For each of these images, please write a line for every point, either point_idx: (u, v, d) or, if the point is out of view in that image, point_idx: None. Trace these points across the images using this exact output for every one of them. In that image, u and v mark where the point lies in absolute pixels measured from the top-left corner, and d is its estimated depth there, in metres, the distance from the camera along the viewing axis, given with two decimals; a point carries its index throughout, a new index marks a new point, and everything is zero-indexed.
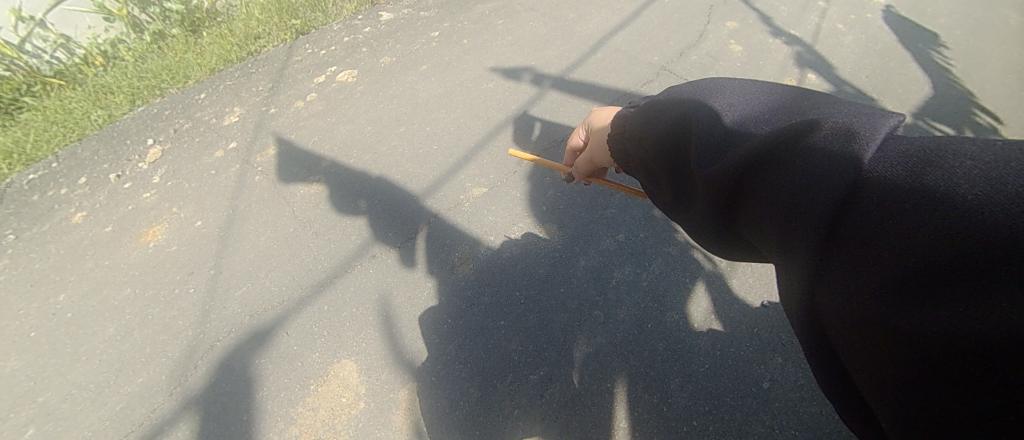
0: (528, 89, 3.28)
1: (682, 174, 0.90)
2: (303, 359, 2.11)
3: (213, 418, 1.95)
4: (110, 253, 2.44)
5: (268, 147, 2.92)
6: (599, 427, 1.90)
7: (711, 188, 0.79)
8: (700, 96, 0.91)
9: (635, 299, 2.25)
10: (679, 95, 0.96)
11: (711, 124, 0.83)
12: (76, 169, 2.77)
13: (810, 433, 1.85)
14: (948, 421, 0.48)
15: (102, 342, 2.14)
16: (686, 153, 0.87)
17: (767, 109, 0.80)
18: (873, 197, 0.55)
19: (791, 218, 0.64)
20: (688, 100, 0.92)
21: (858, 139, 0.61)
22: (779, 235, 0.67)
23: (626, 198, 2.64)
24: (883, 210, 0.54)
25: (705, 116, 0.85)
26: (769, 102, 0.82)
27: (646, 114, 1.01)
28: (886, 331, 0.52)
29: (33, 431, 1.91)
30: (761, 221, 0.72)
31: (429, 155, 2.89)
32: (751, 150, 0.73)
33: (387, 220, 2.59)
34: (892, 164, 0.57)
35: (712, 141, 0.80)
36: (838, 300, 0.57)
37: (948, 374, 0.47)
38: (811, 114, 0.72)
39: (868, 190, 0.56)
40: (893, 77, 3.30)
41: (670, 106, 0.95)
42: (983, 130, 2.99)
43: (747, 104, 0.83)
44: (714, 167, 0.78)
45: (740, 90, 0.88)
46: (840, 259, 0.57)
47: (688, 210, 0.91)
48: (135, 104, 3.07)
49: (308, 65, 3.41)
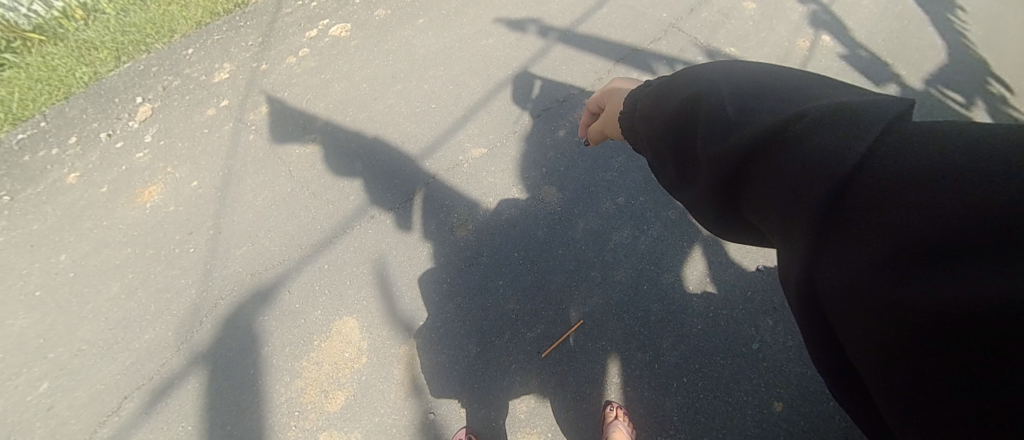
0: (529, 46, 3.15)
1: (683, 153, 0.78)
2: (305, 317, 2.17)
3: (221, 372, 2.03)
4: (107, 214, 2.42)
5: (261, 105, 2.84)
6: (592, 382, 2.01)
7: (713, 168, 0.69)
8: (703, 75, 0.80)
9: (632, 262, 2.28)
10: (684, 75, 0.84)
11: (717, 96, 0.72)
12: (66, 128, 2.69)
13: (794, 390, 1.95)
14: (957, 401, 0.40)
15: (107, 301, 2.18)
16: (689, 132, 0.76)
17: (772, 85, 0.69)
18: (877, 176, 0.47)
19: (790, 199, 0.56)
20: (694, 79, 0.80)
21: (872, 114, 0.53)
22: (777, 219, 0.59)
23: (627, 160, 2.60)
24: (893, 180, 0.46)
25: (712, 88, 0.75)
26: (774, 78, 0.71)
27: (652, 91, 0.90)
28: (885, 307, 0.44)
29: (48, 384, 1.98)
30: (761, 205, 0.62)
31: (427, 114, 2.82)
32: (762, 123, 0.63)
33: (386, 181, 2.56)
34: (896, 142, 0.49)
35: (719, 113, 0.70)
36: (830, 277, 0.50)
37: (954, 346, 0.39)
38: (832, 95, 0.62)
39: (870, 167, 0.48)
40: (907, 41, 3.19)
41: (675, 86, 0.83)
42: (994, 101, 2.92)
43: (748, 81, 0.72)
44: (717, 147, 0.68)
45: (747, 67, 0.78)
46: (840, 232, 0.49)
47: (686, 189, 0.79)
48: (120, 60, 2.92)
49: (299, 18, 3.25)
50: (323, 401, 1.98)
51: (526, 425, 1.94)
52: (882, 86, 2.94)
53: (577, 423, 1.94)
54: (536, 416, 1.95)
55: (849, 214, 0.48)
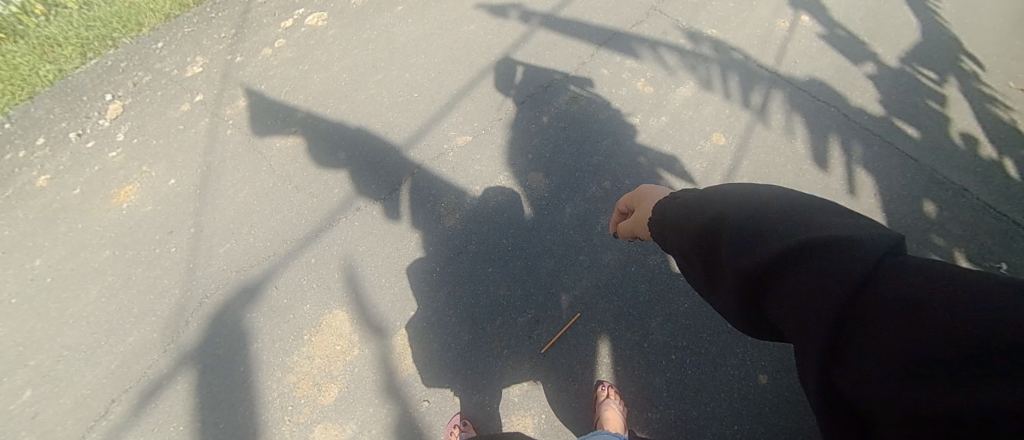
0: (512, 31, 3.12)
1: (711, 260, 0.83)
2: (295, 312, 2.15)
3: (210, 371, 2.00)
4: (82, 216, 2.35)
5: (238, 99, 2.77)
6: (583, 362, 2.05)
7: (738, 277, 0.74)
8: (726, 197, 0.87)
9: (620, 245, 2.31)
10: (709, 196, 0.92)
11: (744, 215, 0.79)
12: (32, 128, 2.58)
13: (777, 363, 2.01)
14: None
15: (87, 305, 2.12)
16: (717, 244, 0.82)
17: (789, 207, 0.75)
18: (889, 299, 0.52)
19: (807, 310, 0.60)
20: (718, 200, 0.88)
21: (876, 246, 0.58)
22: (797, 327, 0.62)
23: (612, 145, 2.63)
24: (899, 304, 0.50)
25: (738, 208, 0.81)
26: (791, 202, 0.77)
27: (683, 204, 0.97)
28: (904, 415, 0.46)
29: (31, 392, 1.93)
30: (782, 314, 0.66)
31: (411, 103, 2.78)
32: (778, 244, 0.69)
33: (371, 172, 2.53)
34: (903, 272, 0.53)
35: (742, 230, 0.77)
36: (854, 384, 0.52)
37: None
38: (842, 221, 0.68)
39: (881, 291, 0.53)
40: (884, 21, 3.24)
41: (702, 204, 0.91)
42: (965, 76, 2.93)
43: (768, 202, 0.79)
44: (743, 261, 0.74)
45: (764, 190, 0.85)
46: (858, 343, 0.53)
47: (717, 294, 0.83)
48: (86, 56, 2.81)
49: (274, 8, 3.15)
50: (317, 394, 1.97)
51: (520, 409, 1.97)
52: (859, 64, 2.98)
53: (570, 404, 1.98)
54: (529, 398, 1.98)
55: (865, 332, 0.52)
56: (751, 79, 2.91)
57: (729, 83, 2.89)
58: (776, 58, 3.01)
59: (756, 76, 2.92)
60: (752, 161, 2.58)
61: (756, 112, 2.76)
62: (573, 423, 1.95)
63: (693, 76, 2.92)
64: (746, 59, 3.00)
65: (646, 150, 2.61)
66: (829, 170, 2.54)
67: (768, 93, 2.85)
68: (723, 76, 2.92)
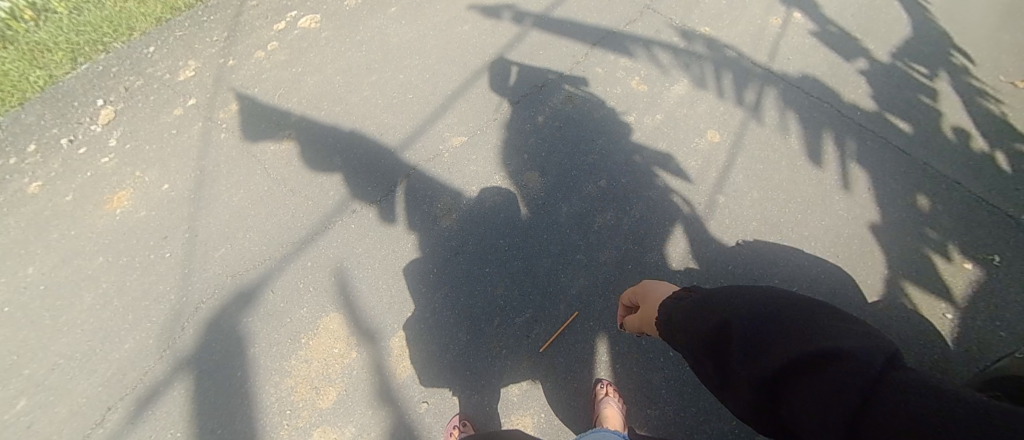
0: (506, 32, 3.12)
1: (725, 362, 0.92)
2: (292, 315, 2.14)
3: (206, 377, 1.98)
4: (74, 223, 2.33)
5: (230, 103, 2.75)
6: (582, 361, 2.05)
7: (753, 383, 0.82)
8: (730, 301, 0.99)
9: (617, 243, 2.31)
10: (714, 299, 1.04)
11: (749, 320, 0.90)
12: (23, 135, 2.55)
13: None
14: None
15: (82, 313, 2.10)
16: (729, 348, 0.92)
17: (788, 312, 0.86)
18: (889, 405, 0.59)
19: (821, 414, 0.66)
20: (723, 304, 1.00)
21: (870, 357, 0.67)
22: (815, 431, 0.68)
23: (607, 144, 2.63)
24: (897, 409, 0.57)
25: (742, 314, 0.92)
26: (790, 306, 0.88)
27: (693, 307, 1.09)
28: None
29: (25, 402, 1.90)
30: (798, 418, 0.72)
31: (405, 105, 2.78)
32: (784, 351, 0.78)
33: (366, 174, 2.52)
34: (898, 382, 0.61)
35: (749, 336, 0.87)
36: None
37: None
38: (836, 327, 0.77)
39: (880, 399, 0.60)
40: (875, 17, 3.27)
41: (710, 309, 1.02)
42: (955, 70, 2.95)
43: (768, 308, 0.89)
44: (754, 368, 0.82)
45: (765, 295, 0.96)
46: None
47: (735, 396, 0.90)
48: (77, 62, 2.78)
49: (266, 11, 3.14)
50: (315, 398, 1.96)
51: (519, 409, 1.96)
52: (851, 60, 3.00)
53: (569, 403, 1.97)
54: (528, 398, 1.97)
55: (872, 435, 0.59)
56: (744, 77, 2.92)
57: (722, 81, 2.90)
58: (769, 55, 3.03)
59: (749, 74, 2.94)
60: (746, 158, 2.59)
61: (749, 109, 2.78)
62: (572, 422, 1.94)
63: (687, 74, 2.93)
64: (739, 56, 3.01)
65: (641, 148, 2.62)
66: (823, 165, 2.56)
67: (761, 90, 2.86)
68: (716, 73, 2.93)
